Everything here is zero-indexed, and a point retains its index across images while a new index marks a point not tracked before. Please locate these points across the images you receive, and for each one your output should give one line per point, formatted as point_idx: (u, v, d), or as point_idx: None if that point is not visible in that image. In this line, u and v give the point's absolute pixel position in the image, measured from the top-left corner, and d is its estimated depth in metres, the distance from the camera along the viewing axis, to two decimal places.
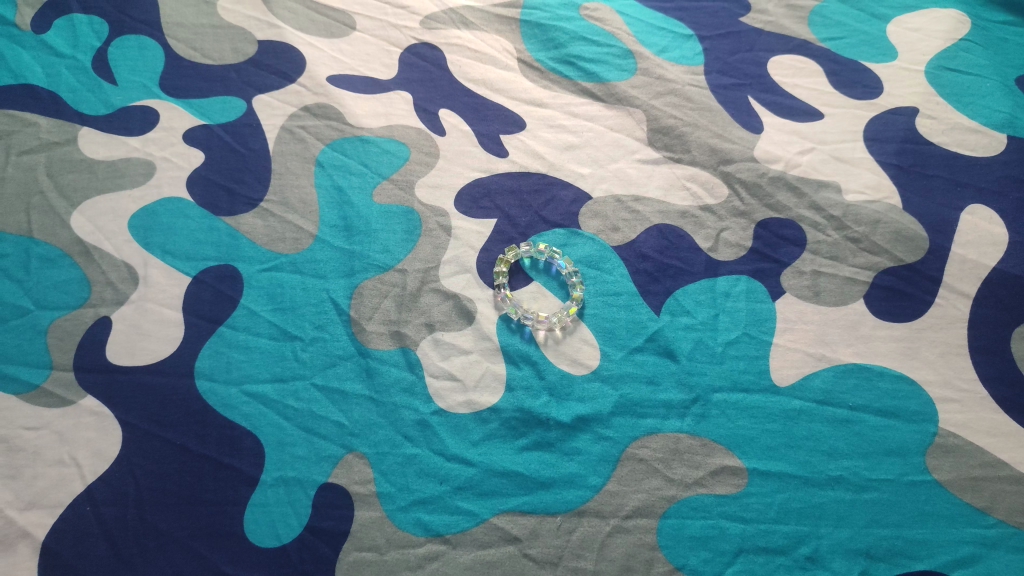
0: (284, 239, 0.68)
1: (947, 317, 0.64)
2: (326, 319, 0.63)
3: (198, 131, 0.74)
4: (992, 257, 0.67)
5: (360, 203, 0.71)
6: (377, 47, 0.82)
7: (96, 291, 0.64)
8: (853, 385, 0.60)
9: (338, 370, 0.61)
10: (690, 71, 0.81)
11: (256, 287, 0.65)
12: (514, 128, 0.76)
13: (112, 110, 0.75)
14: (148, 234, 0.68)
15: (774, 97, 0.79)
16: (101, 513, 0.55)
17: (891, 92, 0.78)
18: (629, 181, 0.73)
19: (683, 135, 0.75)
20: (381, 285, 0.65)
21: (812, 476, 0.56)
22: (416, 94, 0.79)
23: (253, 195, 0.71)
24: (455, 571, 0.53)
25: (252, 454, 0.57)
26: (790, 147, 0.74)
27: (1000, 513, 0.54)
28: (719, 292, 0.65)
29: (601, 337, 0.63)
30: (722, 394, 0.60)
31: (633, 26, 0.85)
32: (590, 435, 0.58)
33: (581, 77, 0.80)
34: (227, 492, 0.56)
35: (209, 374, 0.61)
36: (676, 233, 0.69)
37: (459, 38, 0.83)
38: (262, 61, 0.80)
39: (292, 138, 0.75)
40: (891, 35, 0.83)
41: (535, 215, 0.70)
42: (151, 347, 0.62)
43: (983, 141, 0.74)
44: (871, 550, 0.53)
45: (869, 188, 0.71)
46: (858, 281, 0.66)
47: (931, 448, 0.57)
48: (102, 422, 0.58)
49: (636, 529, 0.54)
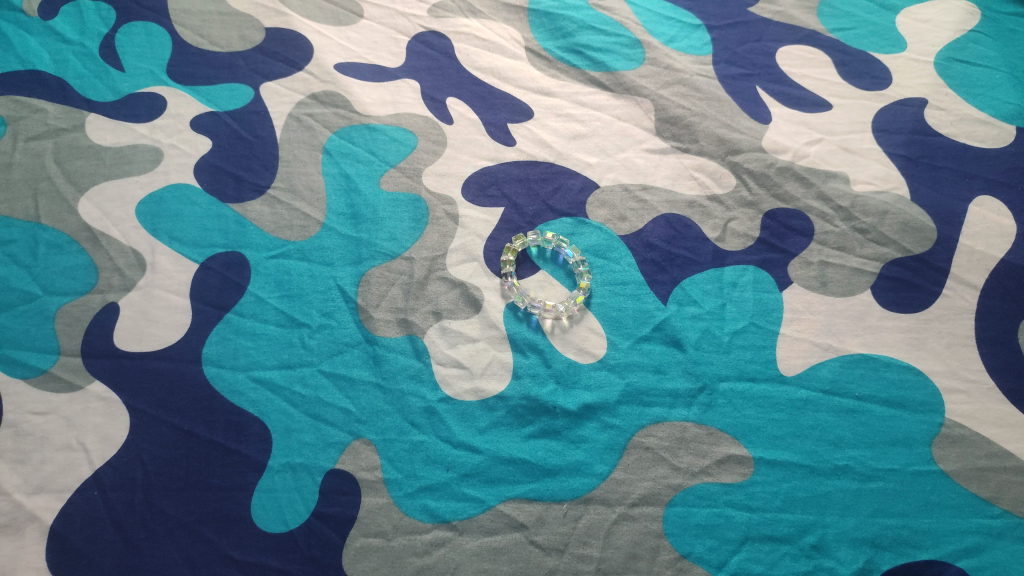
0: (291, 226, 0.68)
1: (954, 308, 0.64)
2: (333, 306, 0.64)
3: (205, 118, 0.74)
4: (1000, 248, 0.66)
5: (368, 191, 0.71)
6: (384, 36, 0.82)
7: (104, 277, 0.64)
8: (860, 375, 0.60)
9: (345, 357, 0.61)
10: (698, 61, 0.80)
11: (263, 274, 0.65)
12: (521, 117, 0.76)
13: (119, 97, 0.75)
14: (155, 220, 0.68)
15: (782, 87, 0.78)
16: (108, 498, 0.55)
17: (901, 83, 0.78)
18: (636, 171, 0.73)
19: (691, 125, 0.75)
20: (387, 272, 0.66)
21: (818, 466, 0.56)
22: (424, 83, 0.78)
23: (260, 182, 0.71)
24: (461, 557, 0.53)
25: (259, 440, 0.57)
26: (798, 138, 0.74)
27: (1006, 504, 0.55)
28: (726, 282, 0.65)
29: (608, 326, 0.63)
30: (728, 383, 0.60)
31: (642, 15, 0.84)
32: (596, 423, 0.58)
33: (588, 66, 0.80)
34: (234, 477, 0.56)
35: (217, 360, 0.61)
36: (683, 223, 0.69)
37: (467, 27, 0.83)
38: (269, 48, 0.80)
39: (299, 126, 0.75)
40: (900, 26, 0.83)
41: (543, 204, 0.70)
42: (158, 333, 0.62)
43: (992, 133, 0.74)
44: (877, 539, 0.53)
45: (877, 179, 0.71)
46: (865, 272, 0.66)
47: (938, 439, 0.57)
48: (110, 408, 0.58)
49: (641, 517, 0.54)
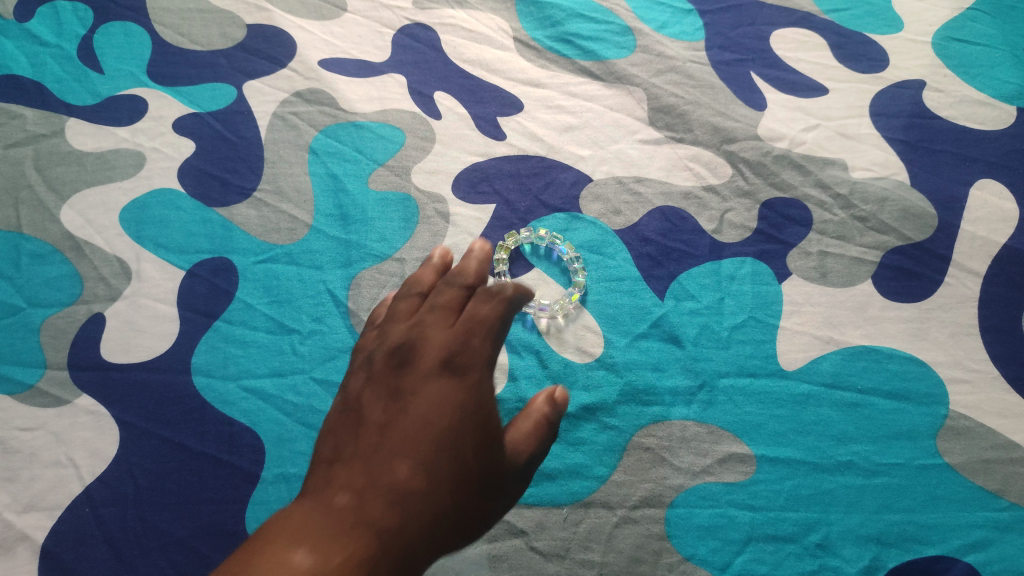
0: (279, 229, 0.67)
1: (957, 296, 0.62)
2: (323, 311, 0.62)
3: (188, 120, 0.72)
4: (1002, 234, 0.65)
5: (356, 191, 0.69)
6: (369, 29, 0.80)
7: (89, 287, 0.63)
8: (862, 368, 0.59)
9: (337, 363, 0.60)
10: (690, 48, 0.78)
11: (251, 280, 0.64)
12: (511, 110, 0.74)
13: (99, 100, 0.73)
14: (140, 227, 0.66)
15: (778, 72, 0.76)
16: (101, 514, 0.54)
17: (898, 65, 0.76)
18: (630, 162, 0.71)
19: (684, 114, 0.73)
20: (378, 274, 0.64)
21: (821, 462, 0.55)
22: (410, 77, 0.76)
23: (245, 184, 0.69)
24: (461, 565, 0.52)
25: (252, 451, 0.56)
26: (794, 125, 0.72)
27: (1013, 496, 0.54)
28: (724, 275, 0.64)
29: (605, 325, 0.62)
30: (728, 380, 0.59)
31: (632, 1, 0.82)
32: (594, 424, 0.57)
33: (578, 55, 0.78)
34: (228, 489, 0.55)
35: (207, 370, 0.60)
36: (678, 215, 0.68)
37: (454, 18, 0.81)
38: (251, 45, 0.78)
39: (285, 125, 0.73)
40: (897, 6, 0.81)
41: (536, 200, 0.69)
42: (146, 343, 0.61)
43: (993, 114, 0.72)
44: (882, 536, 0.52)
45: (876, 165, 0.70)
46: (865, 261, 0.64)
47: (942, 431, 0.56)
48: (99, 422, 0.57)
49: (643, 520, 0.53)
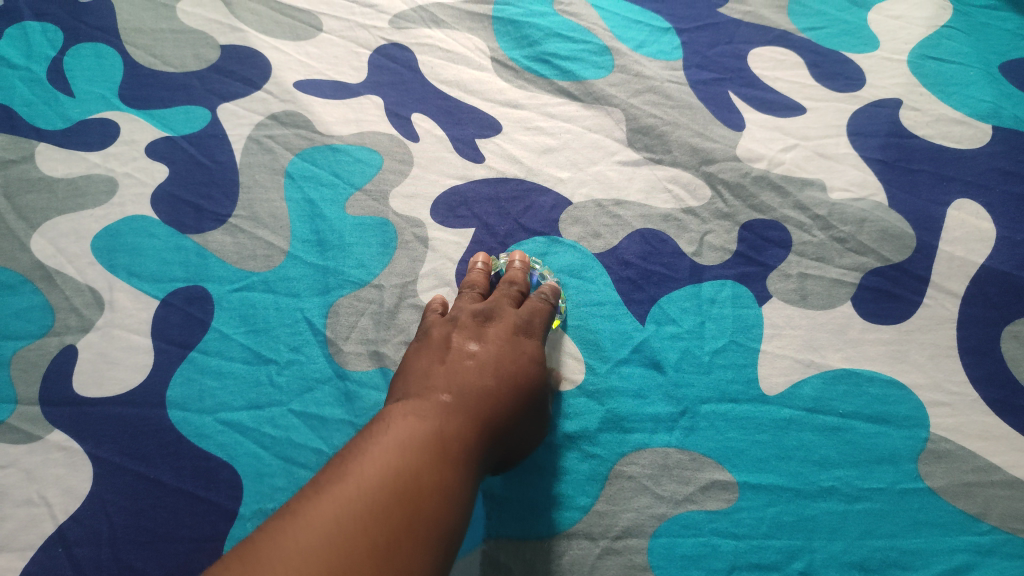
0: (255, 256, 0.66)
1: (935, 317, 0.63)
2: (301, 341, 0.61)
3: (161, 144, 0.71)
4: (980, 254, 0.65)
5: (334, 216, 0.68)
6: (345, 50, 0.79)
7: (61, 318, 0.62)
8: (843, 392, 0.59)
9: (316, 395, 0.59)
10: (668, 67, 0.78)
11: (227, 309, 0.63)
12: (490, 132, 0.74)
13: (69, 124, 0.72)
14: (113, 255, 0.65)
15: (755, 91, 0.77)
16: (73, 554, 0.52)
17: (874, 83, 0.76)
18: (609, 184, 0.71)
19: (663, 135, 0.73)
20: (356, 301, 0.63)
21: (803, 488, 0.55)
22: (387, 98, 0.76)
23: (220, 211, 0.68)
24: None
25: (229, 486, 0.55)
26: (773, 145, 0.73)
27: (994, 520, 0.54)
28: (705, 298, 0.64)
29: (586, 350, 0.62)
30: (710, 406, 0.58)
31: (610, 20, 0.82)
32: (576, 453, 0.57)
33: (556, 75, 0.78)
34: (205, 527, 0.54)
35: (182, 403, 0.58)
36: (658, 237, 0.67)
37: (431, 38, 0.80)
38: (225, 67, 0.77)
39: (260, 149, 0.72)
40: (872, 23, 0.81)
41: (515, 223, 0.68)
42: (120, 376, 0.59)
43: (969, 132, 0.72)
44: (865, 562, 0.52)
45: (854, 185, 0.70)
46: (844, 283, 0.64)
47: (924, 454, 0.56)
48: (72, 459, 0.56)
49: (626, 551, 0.53)
